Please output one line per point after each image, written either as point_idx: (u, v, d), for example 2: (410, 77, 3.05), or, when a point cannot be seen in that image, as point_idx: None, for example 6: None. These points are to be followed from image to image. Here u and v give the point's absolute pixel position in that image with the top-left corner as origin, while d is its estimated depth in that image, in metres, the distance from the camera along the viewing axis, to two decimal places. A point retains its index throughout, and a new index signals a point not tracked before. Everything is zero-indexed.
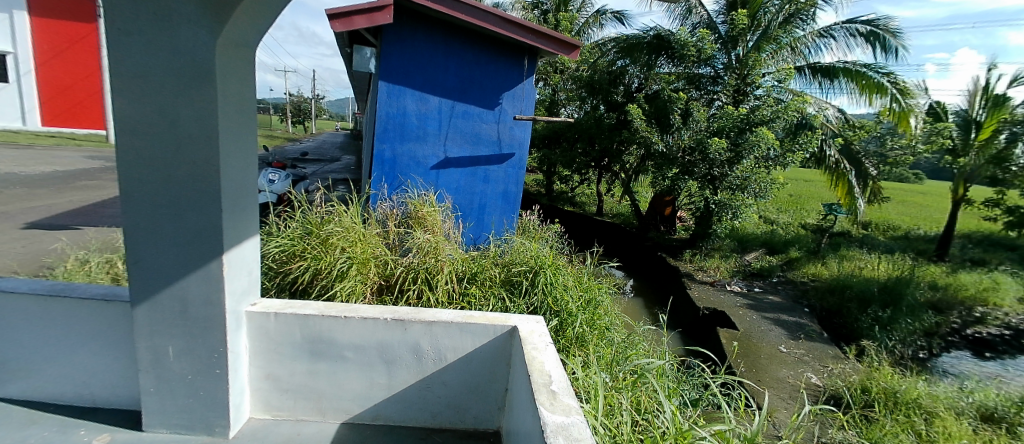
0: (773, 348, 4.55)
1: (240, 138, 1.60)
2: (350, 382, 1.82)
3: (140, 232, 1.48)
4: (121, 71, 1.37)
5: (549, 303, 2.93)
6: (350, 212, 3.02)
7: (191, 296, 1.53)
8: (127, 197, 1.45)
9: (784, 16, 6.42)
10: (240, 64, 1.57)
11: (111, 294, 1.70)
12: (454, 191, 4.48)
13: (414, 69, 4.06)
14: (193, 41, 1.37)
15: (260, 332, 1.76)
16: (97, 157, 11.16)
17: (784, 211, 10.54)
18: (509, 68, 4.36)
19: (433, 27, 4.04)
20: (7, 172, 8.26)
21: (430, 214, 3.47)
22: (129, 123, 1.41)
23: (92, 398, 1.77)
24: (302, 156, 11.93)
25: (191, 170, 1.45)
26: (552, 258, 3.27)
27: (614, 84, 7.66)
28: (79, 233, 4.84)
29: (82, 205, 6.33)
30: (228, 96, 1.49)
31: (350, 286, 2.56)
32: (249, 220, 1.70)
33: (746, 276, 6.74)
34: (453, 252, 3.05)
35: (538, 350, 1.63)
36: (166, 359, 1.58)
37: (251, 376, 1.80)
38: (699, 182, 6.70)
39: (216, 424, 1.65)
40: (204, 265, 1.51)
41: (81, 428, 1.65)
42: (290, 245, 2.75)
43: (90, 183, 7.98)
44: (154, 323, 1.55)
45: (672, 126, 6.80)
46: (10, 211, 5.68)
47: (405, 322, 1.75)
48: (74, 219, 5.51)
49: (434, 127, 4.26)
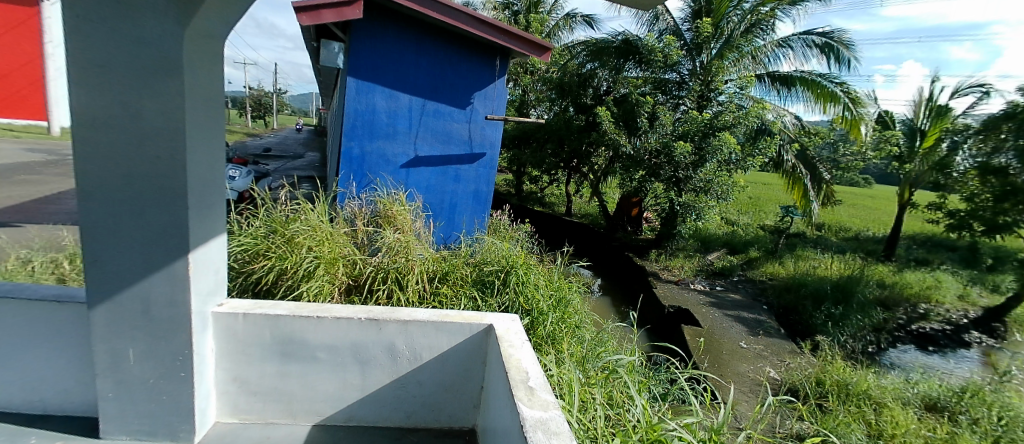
0: (734, 343, 4.76)
1: (209, 134, 1.55)
2: (322, 384, 1.78)
3: (98, 231, 1.41)
4: (77, 57, 1.30)
5: (521, 303, 2.96)
6: (317, 210, 2.94)
7: (153, 297, 1.47)
8: (85, 196, 1.38)
9: (746, 25, 6.74)
10: (209, 56, 1.51)
11: (66, 295, 1.61)
12: (424, 190, 4.44)
13: (384, 67, 4.00)
14: (161, 34, 1.32)
15: (228, 332, 1.70)
16: (37, 150, 10.42)
17: (744, 213, 11.00)
18: (480, 68, 4.38)
19: (403, 25, 4.00)
20: None
21: (400, 214, 3.43)
22: (87, 113, 1.34)
23: (44, 405, 1.66)
24: (263, 152, 11.51)
25: (156, 165, 1.39)
26: (523, 258, 3.30)
27: (583, 87, 7.79)
28: (20, 231, 4.52)
29: (24, 200, 5.91)
30: (196, 90, 1.44)
31: (316, 286, 2.50)
32: (216, 218, 1.64)
33: (709, 275, 6.99)
34: (423, 252, 3.02)
35: (514, 347, 1.65)
36: (127, 363, 1.51)
37: (217, 379, 1.73)
38: (664, 185, 6.89)
39: (180, 429, 1.58)
40: (168, 265, 1.45)
41: (32, 436, 1.55)
42: (252, 244, 2.66)
43: (31, 178, 7.42)
44: (113, 325, 1.47)
45: (639, 129, 6.99)
46: None
47: (380, 322, 1.74)
48: (13, 216, 5.13)
49: (405, 125, 4.21)
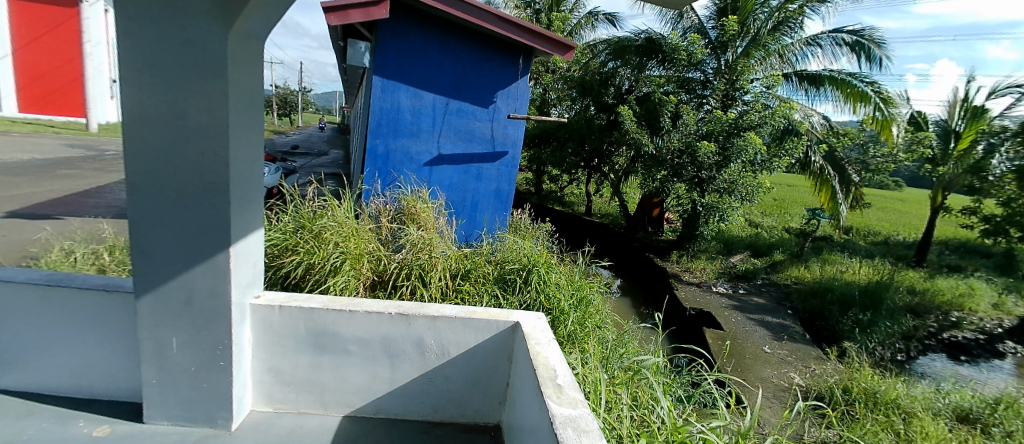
0: (757, 348, 4.67)
1: (249, 131, 1.59)
2: (353, 376, 1.82)
3: (146, 224, 1.47)
4: (130, 58, 1.37)
5: (542, 301, 2.96)
6: (343, 207, 2.99)
7: (195, 288, 1.52)
8: (134, 191, 1.44)
9: (772, 23, 6.62)
10: (250, 56, 1.56)
11: (113, 284, 1.68)
12: (447, 188, 4.48)
13: (409, 66, 4.05)
14: (206, 34, 1.36)
15: (264, 324, 1.75)
16: (78, 145, 10.88)
17: (768, 215, 10.77)
18: (504, 67, 4.39)
19: (428, 24, 4.04)
20: None
21: (424, 211, 3.47)
22: (137, 111, 1.40)
23: (91, 390, 1.75)
24: (289, 149, 11.79)
25: (200, 162, 1.44)
26: (545, 257, 3.30)
27: (605, 85, 7.68)
28: (62, 223, 4.73)
29: (65, 194, 6.18)
30: (238, 89, 1.48)
31: (343, 281, 2.54)
32: (254, 213, 1.68)
33: (731, 278, 6.86)
34: (446, 249, 3.05)
35: (541, 345, 1.65)
36: (170, 351, 1.57)
37: (253, 369, 1.79)
38: (687, 185, 6.74)
39: (219, 416, 1.65)
40: (210, 257, 1.50)
41: (80, 419, 1.64)
42: (282, 239, 2.74)
43: (71, 172, 7.74)
44: (157, 315, 1.54)
45: (662, 128, 6.89)
46: None
47: (409, 317, 1.77)
48: (56, 209, 5.37)
49: (429, 124, 4.26)
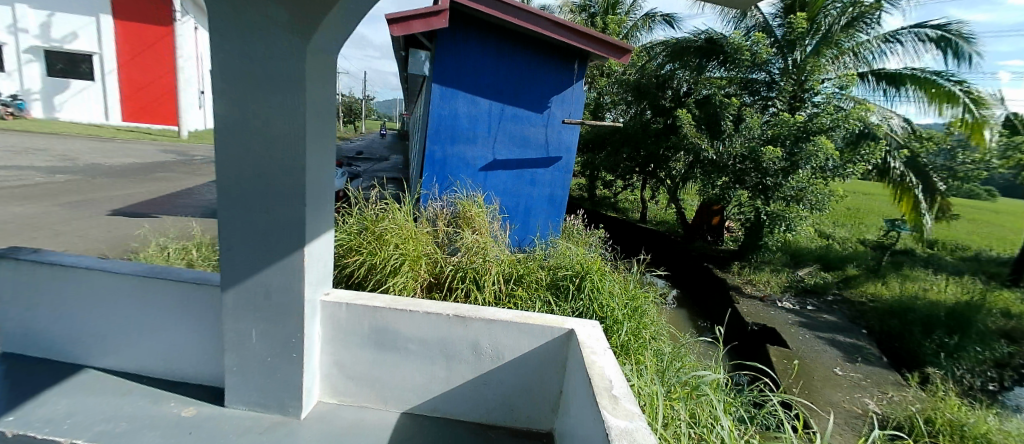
0: (826, 369, 4.33)
1: (323, 138, 1.70)
2: (411, 374, 1.88)
3: (232, 224, 1.61)
4: (223, 73, 1.51)
5: (594, 309, 2.92)
6: (403, 210, 3.10)
7: (273, 284, 1.64)
8: (224, 193, 1.59)
9: (846, 19, 6.12)
10: (325, 67, 1.67)
11: (202, 278, 1.85)
12: (501, 192, 4.54)
13: (467, 73, 4.16)
14: (288, 49, 1.48)
15: (332, 320, 1.85)
16: (171, 151, 12.09)
17: (840, 225, 9.98)
18: (559, 72, 4.38)
19: (484, 32, 4.12)
20: (96, 163, 9.07)
21: (478, 215, 3.54)
22: (228, 121, 1.54)
23: (181, 373, 1.93)
24: (353, 154, 12.45)
25: (280, 166, 1.56)
26: (598, 264, 3.25)
27: (662, 89, 7.51)
28: (158, 221, 5.27)
29: (161, 195, 6.88)
30: (314, 99, 1.59)
31: (402, 282, 2.65)
32: (326, 216, 1.79)
33: (799, 292, 6.41)
34: (499, 253, 3.08)
35: (596, 354, 1.63)
36: (249, 342, 1.70)
37: (321, 362, 1.90)
38: (750, 192, 6.47)
39: (289, 404, 1.76)
40: (286, 256, 1.61)
41: (171, 400, 1.81)
42: (347, 240, 2.89)
43: (165, 175, 8.61)
44: (240, 307, 1.67)
45: (724, 132, 6.57)
46: (100, 198, 6.27)
47: (465, 319, 1.81)
48: (153, 208, 5.99)
49: (485, 130, 4.34)
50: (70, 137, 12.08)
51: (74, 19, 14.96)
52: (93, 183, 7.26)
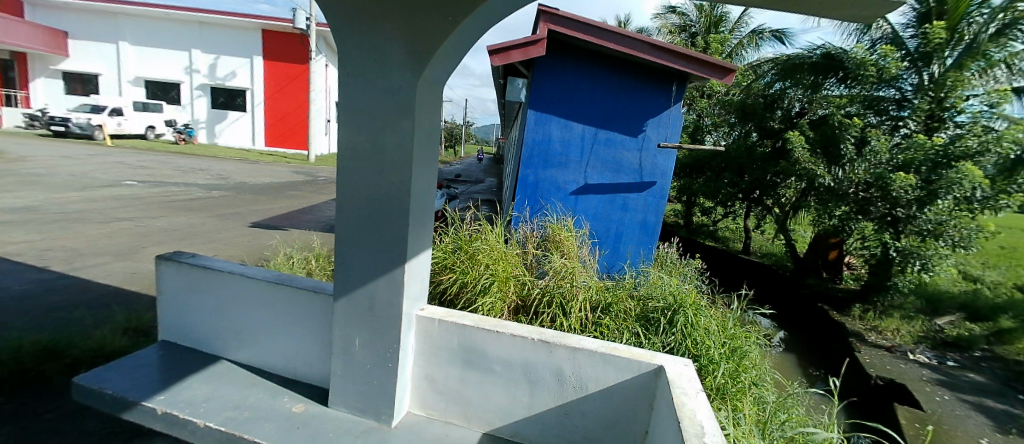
0: (974, 440, 3.61)
1: (427, 164, 1.83)
2: (496, 395, 1.91)
3: (347, 240, 1.78)
4: (348, 106, 1.71)
5: (688, 346, 2.71)
6: (495, 232, 3.21)
7: (377, 297, 1.79)
8: (342, 212, 1.78)
9: (997, 27, 5.29)
10: (433, 98, 1.80)
11: (318, 287, 2.07)
12: (591, 217, 4.51)
13: (561, 99, 4.26)
14: (402, 81, 1.63)
15: (425, 334, 1.96)
16: (299, 171, 13.81)
17: (999, 267, 8.34)
18: (654, 95, 4.29)
19: (580, 58, 4.21)
20: (243, 182, 10.67)
21: (567, 239, 3.55)
22: (350, 149, 1.73)
23: (295, 372, 2.15)
24: (452, 177, 13.26)
25: (389, 190, 1.71)
26: (694, 298, 3.02)
27: (770, 109, 7.00)
28: (287, 233, 6.02)
29: (290, 210, 7.86)
30: (422, 127, 1.72)
31: (490, 302, 2.72)
32: (425, 236, 1.91)
33: (937, 345, 5.47)
34: (588, 280, 3.05)
35: (687, 396, 1.52)
36: (353, 349, 1.86)
37: (413, 374, 2.01)
38: (876, 225, 5.74)
39: (383, 412, 1.88)
40: (389, 272, 1.75)
41: (285, 396, 2.02)
42: (442, 258, 3.05)
43: (294, 193, 9.84)
44: (348, 316, 1.84)
45: (843, 157, 5.82)
46: (245, 212, 7.35)
47: (550, 345, 1.80)
48: (284, 221, 6.86)
49: (577, 154, 4.37)
50: (224, 159, 14.36)
51: (235, 60, 17.94)
52: (240, 198, 8.54)
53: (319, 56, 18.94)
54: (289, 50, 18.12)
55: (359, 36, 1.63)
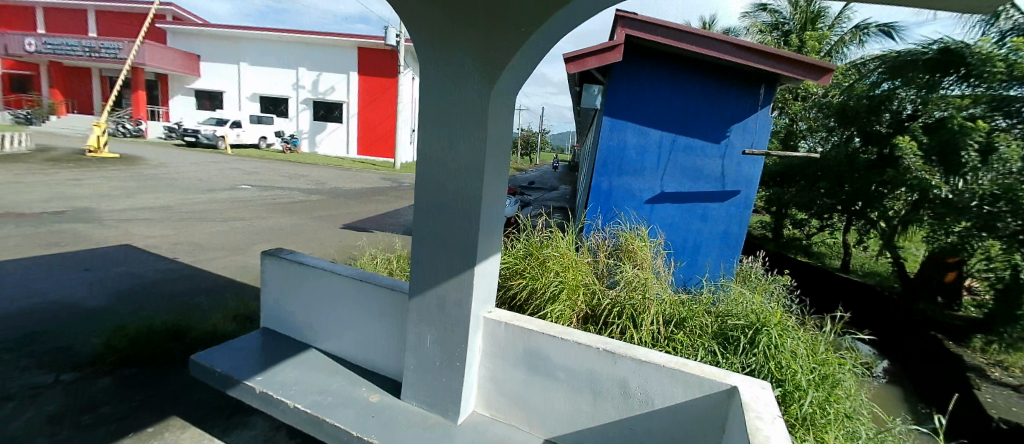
0: None
1: (498, 170, 1.89)
2: (559, 402, 1.92)
3: (423, 242, 1.90)
4: (428, 116, 1.84)
5: (772, 369, 2.44)
6: (566, 239, 3.23)
7: (447, 297, 1.88)
8: (419, 216, 1.90)
9: None
10: (506, 106, 1.87)
11: (396, 285, 2.22)
12: (667, 227, 4.35)
13: (636, 104, 4.17)
14: (476, 89, 1.70)
15: (491, 336, 2.02)
16: (387, 178, 14.82)
17: None
18: (738, 99, 4.07)
19: (659, 62, 4.10)
20: (337, 187, 11.68)
21: (641, 249, 3.47)
22: (427, 156, 1.85)
23: (372, 364, 2.32)
24: (527, 184, 13.49)
25: (462, 195, 1.79)
26: (780, 318, 2.76)
27: (875, 112, 6.34)
28: (373, 235, 6.50)
29: (376, 214, 8.47)
30: (495, 135, 1.79)
31: (559, 309, 2.72)
32: (495, 240, 1.97)
33: None
34: (662, 293, 2.95)
35: (762, 420, 1.42)
36: (425, 346, 1.97)
37: (479, 374, 2.08)
38: (1003, 244, 4.73)
39: (449, 408, 1.96)
40: (460, 273, 1.83)
41: (363, 385, 2.19)
42: (513, 264, 3.12)
43: (381, 198, 10.57)
44: (421, 314, 1.96)
45: (961, 165, 5.06)
46: (338, 214, 8.04)
47: (615, 355, 1.78)
48: (371, 224, 7.41)
49: (653, 161, 4.25)
50: (321, 167, 15.81)
51: (333, 76, 19.76)
52: (334, 202, 9.36)
53: (409, 71, 20.32)
54: (382, 65, 19.63)
55: (440, 50, 1.75)
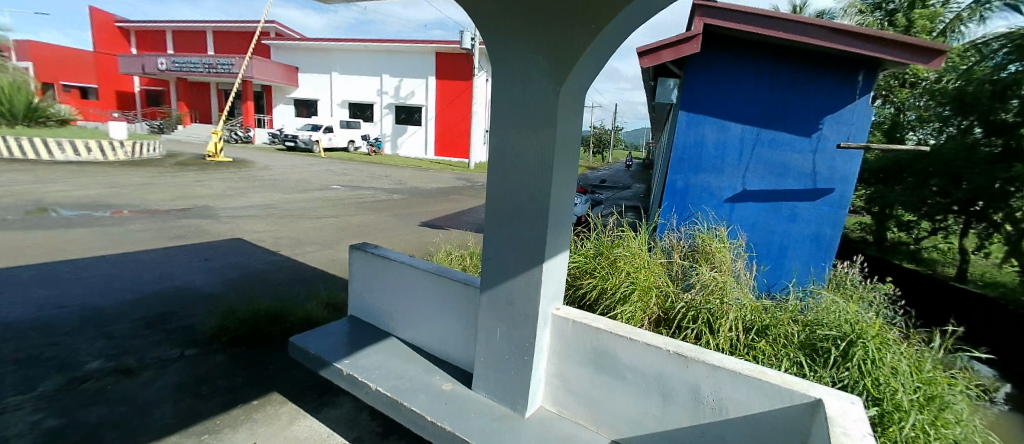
0: None
1: (567, 168, 1.93)
2: (627, 404, 1.91)
3: (494, 238, 1.99)
4: (499, 117, 1.92)
5: (868, 386, 2.23)
6: (638, 239, 3.19)
7: (516, 292, 1.95)
8: (490, 213, 1.99)
9: None
10: (575, 104, 1.89)
11: (468, 279, 2.34)
12: (749, 227, 4.08)
13: (716, 98, 3.97)
14: (546, 89, 1.75)
15: (559, 333, 2.06)
16: (462, 178, 15.42)
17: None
18: (833, 88, 3.71)
19: (741, 52, 3.87)
20: (416, 186, 12.36)
21: (719, 251, 3.31)
22: (499, 155, 1.94)
23: (446, 354, 2.47)
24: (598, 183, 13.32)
25: (531, 193, 1.85)
26: (879, 330, 2.48)
27: (1000, 99, 5.41)
28: (448, 232, 6.81)
29: (451, 212, 8.85)
30: (564, 133, 1.82)
31: (630, 311, 2.67)
32: (563, 238, 2.01)
33: None
34: (742, 297, 2.79)
35: (849, 437, 1.31)
36: (495, 339, 2.06)
37: (546, 371, 2.12)
38: None
39: (517, 402, 2.03)
40: (528, 269, 1.89)
41: (437, 374, 2.33)
42: (582, 263, 3.14)
43: (455, 197, 11.02)
44: (492, 308, 2.04)
45: None
46: (416, 212, 8.51)
47: (686, 359, 1.74)
48: (446, 222, 7.76)
49: (734, 157, 4.01)
50: (402, 168, 16.81)
51: (413, 82, 20.89)
52: (413, 201, 9.92)
53: (482, 73, 20.92)
54: (458, 69, 20.45)
55: (512, 52, 1.82)
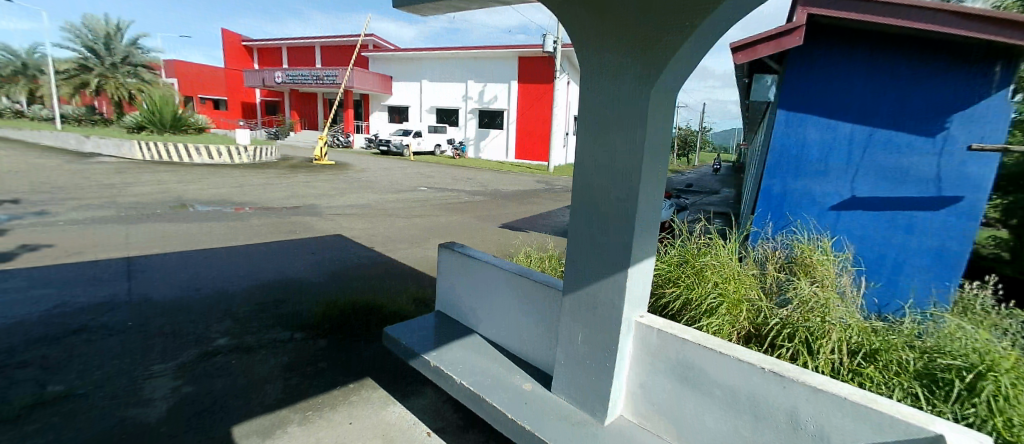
0: None
1: (656, 174, 1.92)
2: (715, 421, 1.86)
3: (579, 242, 2.05)
4: (587, 123, 1.97)
5: (999, 429, 1.85)
6: (727, 247, 3.07)
7: (600, 297, 1.99)
8: (575, 216, 2.05)
9: None
10: (665, 108, 1.88)
11: (551, 282, 2.41)
12: (859, 239, 3.68)
13: (823, 95, 3.65)
14: (635, 94, 1.77)
15: (643, 342, 2.05)
16: (542, 181, 15.55)
17: None
18: (972, 80, 3.21)
19: (854, 44, 3.52)
20: (497, 189, 12.73)
21: (822, 264, 3.04)
22: (585, 161, 1.99)
23: (527, 354, 2.57)
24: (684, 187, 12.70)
25: (618, 199, 1.88)
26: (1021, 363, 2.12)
27: None
28: (528, 234, 6.95)
29: (531, 215, 9.00)
30: (653, 138, 1.83)
31: (717, 323, 2.57)
32: (650, 244, 2.00)
33: None
34: (847, 317, 2.55)
35: None
36: (576, 343, 2.11)
37: (628, 380, 2.13)
38: None
39: (597, 408, 2.07)
40: (613, 274, 1.92)
41: (517, 373, 2.44)
42: (666, 271, 3.08)
43: (535, 199, 11.18)
44: (575, 311, 2.10)
45: None
46: (497, 214, 8.79)
47: (784, 380, 1.65)
48: (526, 224, 7.91)
49: (842, 161, 3.65)
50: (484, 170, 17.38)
51: (496, 87, 21.49)
52: (494, 203, 10.25)
53: (564, 75, 20.92)
54: (540, 72, 20.69)
55: (602, 58, 1.87)
